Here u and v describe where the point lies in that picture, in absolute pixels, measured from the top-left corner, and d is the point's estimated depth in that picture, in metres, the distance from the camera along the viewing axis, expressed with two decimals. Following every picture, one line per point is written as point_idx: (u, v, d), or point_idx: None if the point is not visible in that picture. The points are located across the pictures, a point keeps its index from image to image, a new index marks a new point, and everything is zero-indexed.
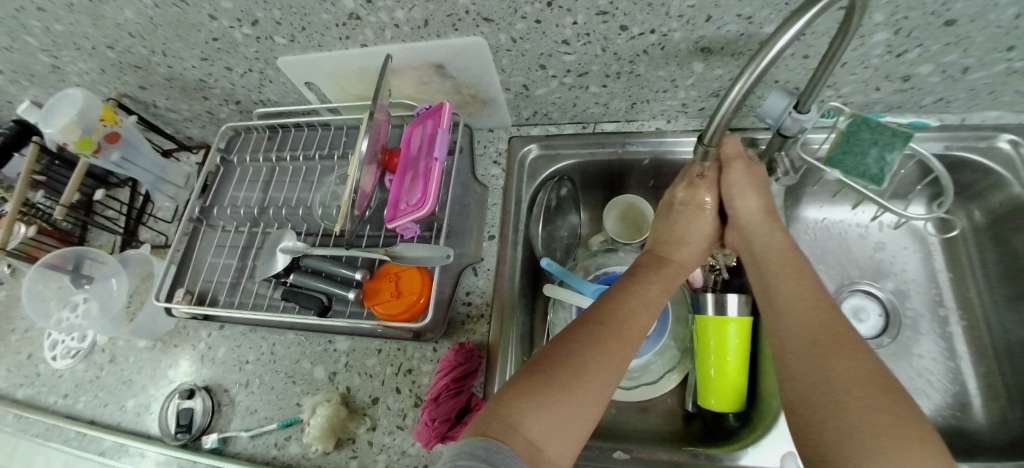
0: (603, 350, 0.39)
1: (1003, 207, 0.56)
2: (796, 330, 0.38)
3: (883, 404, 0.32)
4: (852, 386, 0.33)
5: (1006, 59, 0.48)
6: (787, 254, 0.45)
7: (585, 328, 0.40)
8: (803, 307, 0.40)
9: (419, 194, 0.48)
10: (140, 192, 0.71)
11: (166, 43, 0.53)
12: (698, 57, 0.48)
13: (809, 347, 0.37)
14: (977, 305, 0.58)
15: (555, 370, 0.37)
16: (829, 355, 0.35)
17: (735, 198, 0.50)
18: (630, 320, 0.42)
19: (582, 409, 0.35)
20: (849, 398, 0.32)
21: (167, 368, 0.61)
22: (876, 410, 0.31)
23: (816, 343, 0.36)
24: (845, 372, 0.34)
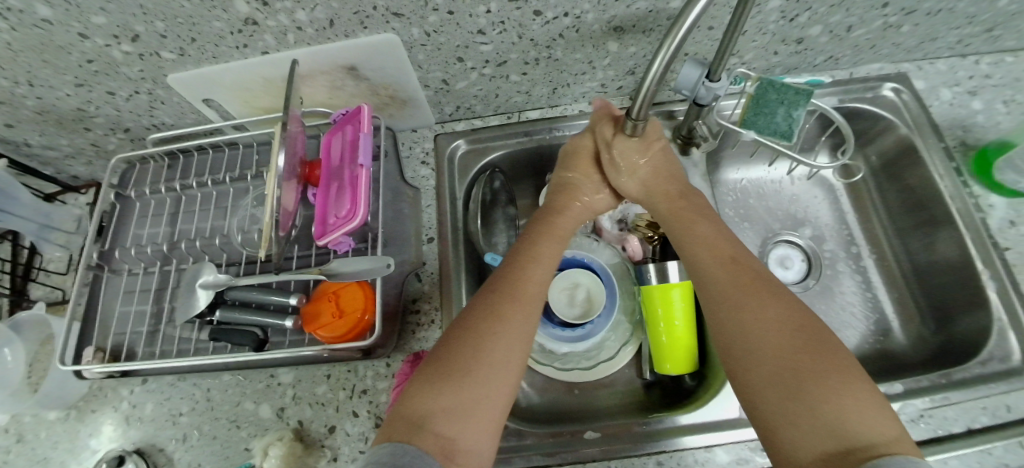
0: (510, 321, 0.39)
1: (893, 149, 0.62)
2: (719, 292, 0.43)
3: (805, 343, 0.36)
4: (773, 334, 0.37)
5: (883, 16, 0.53)
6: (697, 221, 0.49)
7: (491, 302, 0.41)
8: (721, 269, 0.44)
9: (348, 205, 0.45)
10: (24, 244, 0.62)
11: (28, 70, 0.46)
12: (612, 36, 0.49)
13: (734, 305, 0.41)
14: (883, 239, 0.65)
15: (467, 353, 0.37)
16: (751, 309, 0.40)
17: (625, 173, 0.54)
18: (525, 284, 0.43)
19: (499, 385, 0.36)
20: (772, 346, 0.37)
21: (89, 437, 0.54)
22: (797, 351, 0.36)
23: (739, 301, 0.41)
24: (769, 323, 0.38)
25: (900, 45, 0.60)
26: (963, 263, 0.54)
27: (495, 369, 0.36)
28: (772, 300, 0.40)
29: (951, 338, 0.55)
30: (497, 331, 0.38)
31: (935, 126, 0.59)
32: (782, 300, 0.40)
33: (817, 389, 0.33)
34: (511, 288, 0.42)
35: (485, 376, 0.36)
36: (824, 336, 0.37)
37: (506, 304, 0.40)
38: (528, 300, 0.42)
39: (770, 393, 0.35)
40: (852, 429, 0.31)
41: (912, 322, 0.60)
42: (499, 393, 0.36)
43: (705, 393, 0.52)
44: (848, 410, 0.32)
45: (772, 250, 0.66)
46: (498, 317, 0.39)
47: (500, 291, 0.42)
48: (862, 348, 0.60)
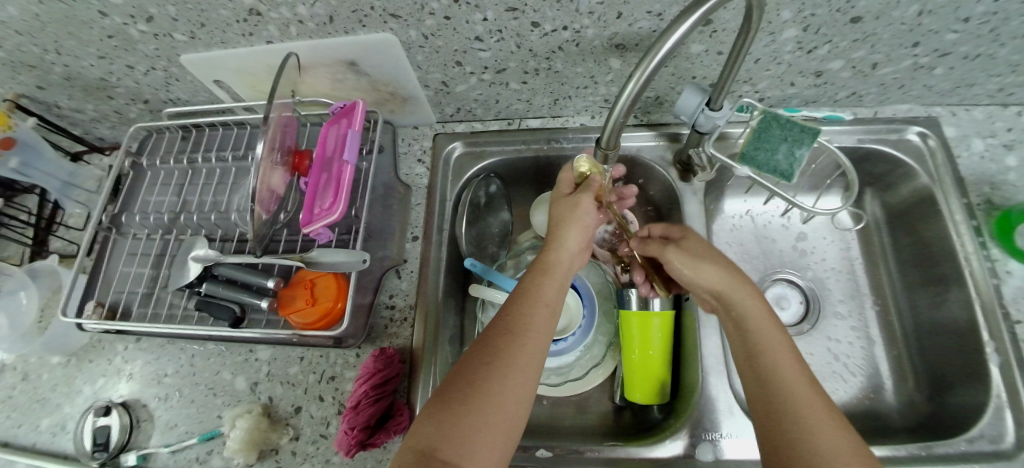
0: (510, 362, 0.37)
1: (912, 197, 0.59)
2: (767, 379, 0.38)
3: (849, 448, 0.33)
4: (814, 431, 0.34)
5: (912, 56, 0.50)
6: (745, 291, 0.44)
7: (486, 340, 0.38)
8: (770, 349, 0.39)
9: (331, 197, 0.47)
10: (48, 199, 0.67)
11: (58, 41, 0.50)
12: (615, 53, 0.47)
13: (775, 393, 0.37)
14: (889, 291, 0.61)
15: (477, 387, 0.35)
16: (797, 402, 0.35)
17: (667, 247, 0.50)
18: (522, 328, 0.39)
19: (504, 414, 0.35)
20: (824, 452, 0.32)
21: (83, 385, 0.58)
22: (844, 456, 0.32)
23: (783, 389, 0.37)
24: (811, 417, 0.34)
25: (932, 87, 0.56)
26: (968, 329, 0.50)
27: (500, 408, 0.35)
28: (812, 386, 0.37)
29: (946, 406, 0.52)
30: (501, 369, 0.36)
31: (960, 179, 0.55)
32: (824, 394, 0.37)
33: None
34: (508, 331, 0.39)
35: (492, 410, 0.34)
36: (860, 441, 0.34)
37: (506, 334, 0.39)
38: (528, 342, 0.38)
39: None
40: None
41: (906, 384, 0.57)
42: (503, 426, 0.34)
43: (672, 425, 0.50)
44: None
45: (769, 288, 0.63)
46: (497, 358, 0.37)
47: (502, 330, 0.39)
48: (852, 403, 0.57)
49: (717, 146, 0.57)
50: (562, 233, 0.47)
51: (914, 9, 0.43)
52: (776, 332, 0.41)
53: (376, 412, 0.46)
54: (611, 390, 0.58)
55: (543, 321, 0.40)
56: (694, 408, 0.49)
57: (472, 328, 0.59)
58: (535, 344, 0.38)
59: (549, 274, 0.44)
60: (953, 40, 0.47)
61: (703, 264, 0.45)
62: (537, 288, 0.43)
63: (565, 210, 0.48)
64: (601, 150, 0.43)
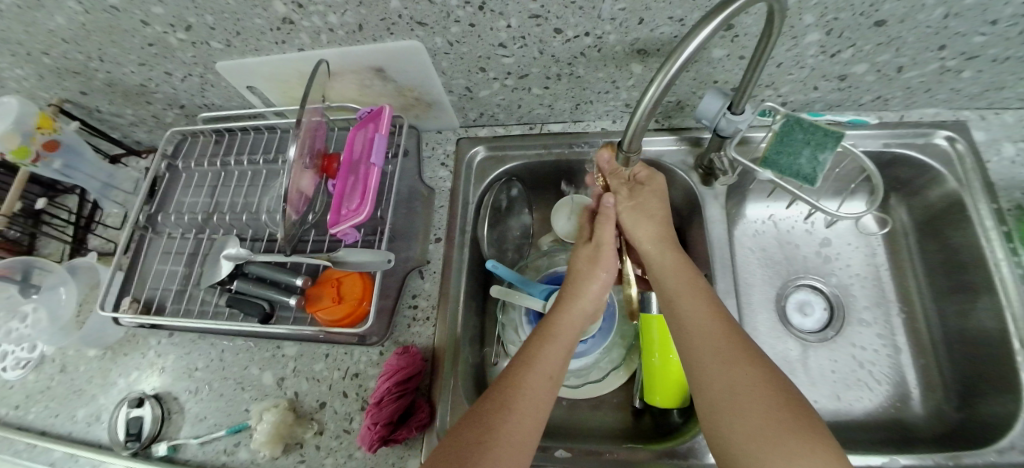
0: (510, 420, 0.38)
1: (940, 202, 0.58)
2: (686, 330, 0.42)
3: (757, 374, 0.37)
4: (728, 367, 0.38)
5: (938, 59, 0.49)
6: (661, 250, 0.49)
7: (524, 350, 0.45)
8: (686, 300, 0.44)
9: (358, 199, 0.48)
10: (88, 199, 0.71)
11: (101, 49, 0.53)
12: (636, 58, 0.48)
13: (692, 342, 0.41)
14: (916, 298, 0.60)
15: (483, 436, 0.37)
16: (709, 344, 0.40)
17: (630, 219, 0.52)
18: (518, 389, 0.40)
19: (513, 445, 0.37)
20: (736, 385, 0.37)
21: (118, 377, 0.61)
22: (751, 383, 0.36)
23: (697, 334, 0.41)
24: (720, 353, 0.39)
25: (960, 91, 0.55)
26: (998, 338, 0.49)
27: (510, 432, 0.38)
28: (722, 325, 0.41)
29: (975, 416, 0.50)
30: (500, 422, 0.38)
31: (990, 184, 0.54)
32: (735, 328, 0.41)
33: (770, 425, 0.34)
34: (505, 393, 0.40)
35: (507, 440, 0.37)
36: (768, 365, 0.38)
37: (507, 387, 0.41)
38: (523, 407, 0.39)
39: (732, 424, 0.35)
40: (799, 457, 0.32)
41: (934, 393, 0.56)
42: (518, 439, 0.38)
43: (690, 428, 0.50)
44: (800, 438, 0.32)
45: (791, 294, 0.63)
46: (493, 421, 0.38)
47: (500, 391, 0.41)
48: (876, 412, 0.56)
49: (739, 150, 0.57)
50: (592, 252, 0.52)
51: (941, 12, 0.43)
52: (691, 282, 0.45)
53: (398, 408, 0.47)
54: (630, 393, 0.58)
55: (542, 389, 0.41)
56: None
57: (493, 329, 0.60)
58: (534, 411, 0.40)
59: (552, 339, 0.45)
60: (981, 42, 0.46)
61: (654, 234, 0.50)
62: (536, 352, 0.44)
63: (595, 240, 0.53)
64: (623, 153, 0.44)
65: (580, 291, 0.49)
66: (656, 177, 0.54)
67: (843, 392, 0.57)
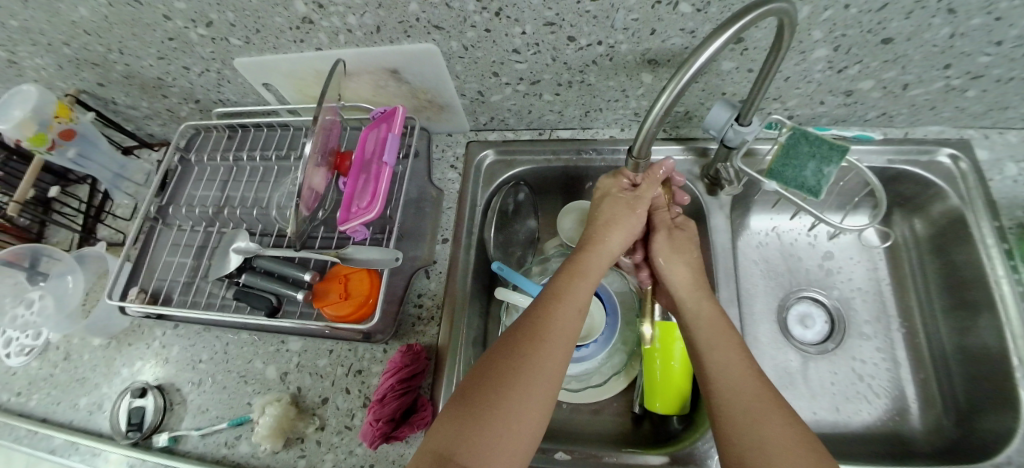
0: (540, 356, 0.39)
1: (943, 218, 0.58)
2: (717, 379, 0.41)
3: (788, 434, 0.35)
4: (759, 424, 0.36)
5: (943, 77, 0.50)
6: (697, 298, 0.47)
7: (523, 330, 0.41)
8: (718, 348, 0.42)
9: (370, 197, 0.49)
10: (99, 190, 0.72)
11: (122, 41, 0.54)
12: (647, 67, 0.49)
13: (719, 388, 0.40)
14: (917, 314, 0.61)
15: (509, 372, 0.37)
16: (740, 399, 0.38)
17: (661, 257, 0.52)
18: (549, 319, 0.41)
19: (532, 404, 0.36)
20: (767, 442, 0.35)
21: (122, 366, 0.61)
22: (780, 442, 0.35)
23: (729, 386, 0.39)
24: (752, 410, 0.37)
25: (964, 110, 0.56)
26: (998, 354, 0.49)
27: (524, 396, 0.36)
28: (757, 381, 0.39)
29: (973, 432, 0.51)
30: (530, 359, 0.38)
31: (992, 202, 0.55)
32: (769, 385, 0.39)
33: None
34: (536, 327, 0.41)
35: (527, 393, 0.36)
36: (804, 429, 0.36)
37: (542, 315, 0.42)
38: (555, 337, 0.40)
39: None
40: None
41: (933, 408, 0.56)
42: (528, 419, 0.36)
43: (690, 434, 0.50)
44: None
45: (793, 306, 0.63)
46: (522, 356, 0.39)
47: (530, 327, 0.41)
48: (875, 425, 0.56)
49: (745, 161, 0.57)
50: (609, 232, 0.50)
51: (947, 32, 0.43)
52: (725, 329, 0.44)
53: (401, 406, 0.47)
54: (631, 399, 0.58)
55: (573, 321, 0.42)
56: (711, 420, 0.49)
57: (495, 330, 0.60)
58: (564, 345, 0.40)
59: (583, 276, 0.46)
60: (986, 62, 0.47)
61: (680, 261, 0.51)
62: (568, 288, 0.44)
63: (619, 210, 0.50)
64: (633, 159, 0.44)
65: (609, 232, 0.50)
66: (690, 224, 0.54)
67: (842, 405, 0.57)
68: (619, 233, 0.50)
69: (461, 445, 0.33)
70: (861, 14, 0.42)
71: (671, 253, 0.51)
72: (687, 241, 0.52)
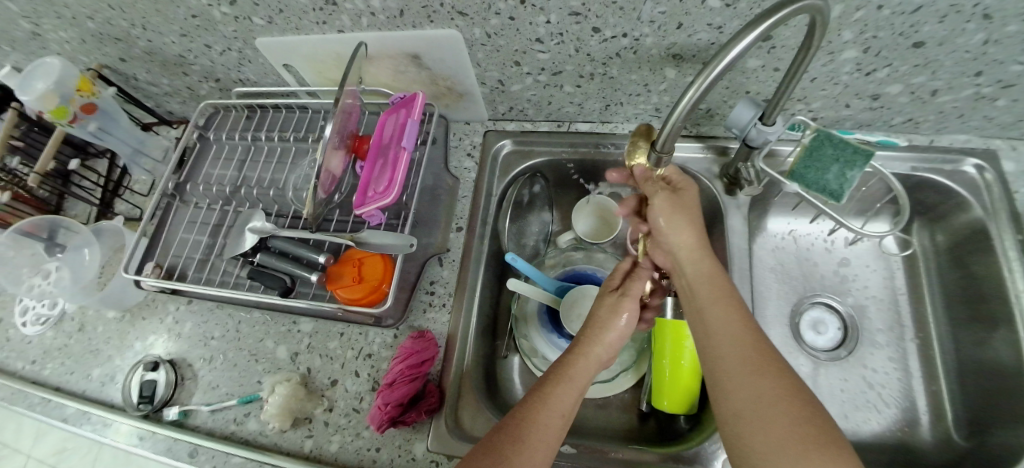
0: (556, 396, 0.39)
1: (963, 229, 0.57)
2: (711, 332, 0.41)
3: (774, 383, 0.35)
4: (754, 377, 0.36)
5: (974, 85, 0.49)
6: (696, 258, 0.46)
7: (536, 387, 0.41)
8: (715, 309, 0.42)
9: (386, 182, 0.49)
10: (117, 164, 0.72)
11: (145, 17, 0.54)
12: (671, 62, 0.48)
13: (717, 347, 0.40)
14: (931, 324, 0.60)
15: (530, 411, 0.39)
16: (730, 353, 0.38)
17: (667, 232, 0.48)
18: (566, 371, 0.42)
19: (557, 422, 0.38)
20: (766, 398, 0.35)
21: (135, 340, 0.62)
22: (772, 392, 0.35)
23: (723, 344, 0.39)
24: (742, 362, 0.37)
25: (994, 119, 0.55)
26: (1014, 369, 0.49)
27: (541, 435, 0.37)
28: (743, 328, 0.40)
29: (984, 445, 0.50)
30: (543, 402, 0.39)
31: (1016, 214, 0.54)
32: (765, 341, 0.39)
33: (794, 432, 0.32)
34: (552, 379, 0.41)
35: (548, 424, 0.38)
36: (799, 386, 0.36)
37: (551, 383, 0.40)
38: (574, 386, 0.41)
39: (752, 439, 0.34)
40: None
41: (943, 420, 0.55)
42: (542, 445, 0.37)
43: (694, 436, 0.50)
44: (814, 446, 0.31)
45: (805, 310, 0.63)
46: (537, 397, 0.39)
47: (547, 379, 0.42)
48: (882, 434, 0.56)
49: (766, 162, 0.57)
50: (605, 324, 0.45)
51: (981, 38, 0.42)
52: (723, 290, 0.43)
53: (410, 392, 0.47)
54: (637, 396, 0.58)
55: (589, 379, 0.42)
56: None
57: (505, 321, 0.60)
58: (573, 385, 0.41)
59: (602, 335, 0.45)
60: (1019, 70, 0.46)
61: (680, 223, 0.47)
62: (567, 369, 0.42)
63: (607, 311, 0.46)
64: (653, 155, 0.43)
65: (600, 335, 0.44)
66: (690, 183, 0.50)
67: (851, 412, 0.57)
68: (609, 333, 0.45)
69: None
70: (894, 16, 0.41)
71: (672, 214, 0.47)
72: (689, 206, 0.48)
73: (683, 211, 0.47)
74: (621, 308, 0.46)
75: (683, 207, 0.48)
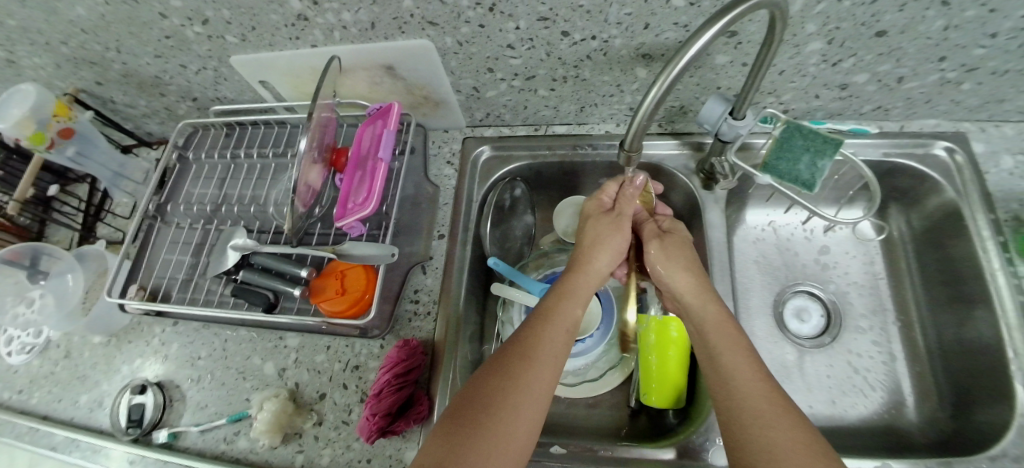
0: (530, 372, 0.40)
1: (938, 211, 0.58)
2: (721, 369, 0.40)
3: (796, 437, 0.34)
4: (767, 420, 0.35)
5: (939, 70, 0.50)
6: (704, 300, 0.46)
7: (512, 350, 0.41)
8: (726, 351, 0.41)
9: (365, 193, 0.49)
10: (98, 189, 0.72)
11: (119, 40, 0.54)
12: (641, 62, 0.49)
13: (728, 385, 0.39)
14: (913, 307, 0.61)
15: (508, 376, 0.39)
16: (745, 401, 0.37)
17: (667, 278, 0.49)
18: (541, 340, 0.42)
19: (530, 403, 0.38)
20: (788, 451, 0.33)
21: (122, 364, 0.61)
22: (795, 446, 0.33)
23: (737, 390, 0.38)
24: (759, 412, 0.36)
25: (960, 102, 0.56)
26: (994, 346, 0.49)
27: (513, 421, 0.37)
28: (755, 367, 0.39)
29: (969, 424, 0.51)
30: (521, 382, 0.39)
31: (988, 194, 0.55)
32: (780, 388, 0.38)
33: None
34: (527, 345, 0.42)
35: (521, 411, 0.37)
36: (822, 441, 0.34)
37: (530, 355, 0.41)
38: (547, 357, 0.41)
39: None
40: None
41: (929, 401, 0.56)
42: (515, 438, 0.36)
43: (684, 428, 0.51)
44: None
45: (789, 300, 0.63)
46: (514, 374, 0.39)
47: (522, 344, 0.42)
48: (871, 418, 0.56)
49: (741, 155, 0.57)
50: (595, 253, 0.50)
51: (941, 24, 0.44)
52: (733, 331, 0.42)
53: (397, 400, 0.47)
54: (627, 393, 0.59)
55: (563, 342, 0.43)
56: (708, 411, 0.49)
57: (492, 326, 0.60)
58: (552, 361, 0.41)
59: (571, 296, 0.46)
60: (981, 54, 0.47)
61: (676, 267, 0.49)
62: (539, 333, 0.43)
63: (604, 232, 0.51)
64: (624, 153, 0.44)
65: (597, 252, 0.50)
66: (679, 225, 0.54)
67: (839, 398, 0.57)
68: (605, 253, 0.50)
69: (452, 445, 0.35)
70: (854, 7, 0.42)
71: (668, 262, 0.50)
72: (694, 263, 0.49)
73: (687, 266, 0.49)
74: (616, 229, 0.51)
75: (688, 263, 0.49)
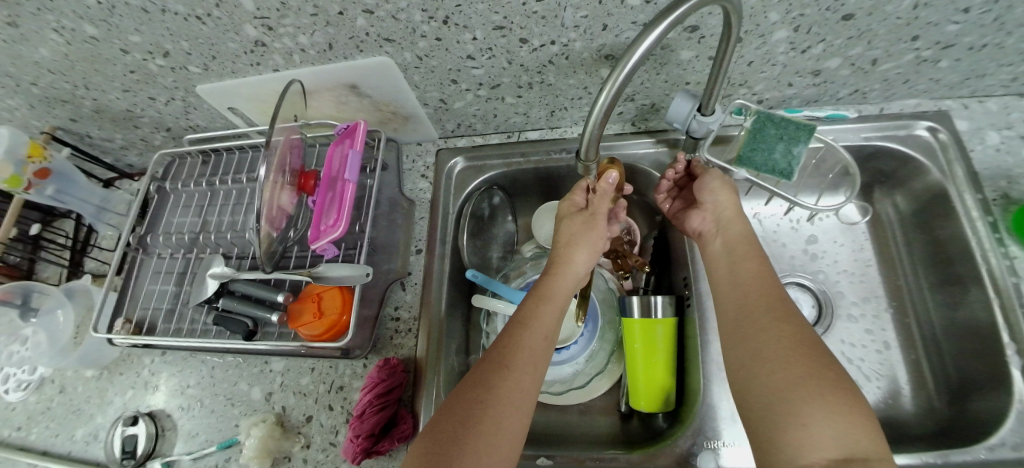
0: (508, 385, 0.40)
1: (924, 193, 0.57)
2: (738, 281, 0.45)
3: (800, 334, 0.39)
4: (777, 325, 0.40)
5: (913, 49, 0.49)
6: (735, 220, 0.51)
7: (491, 359, 0.42)
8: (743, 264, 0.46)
9: (335, 215, 0.49)
10: (83, 224, 0.72)
11: (85, 77, 0.54)
12: (605, 63, 0.48)
13: (745, 297, 0.44)
14: (906, 292, 0.60)
15: (489, 376, 0.40)
16: (759, 303, 0.42)
17: (707, 192, 0.53)
18: (518, 351, 0.42)
19: (515, 409, 0.39)
20: (787, 349, 0.38)
21: (114, 396, 0.62)
22: (795, 344, 0.38)
23: (750, 298, 0.43)
24: (772, 312, 0.41)
25: (939, 81, 0.54)
26: (989, 330, 0.48)
27: (505, 410, 0.38)
28: (769, 285, 0.44)
29: (966, 411, 0.50)
30: (504, 385, 0.40)
31: (974, 173, 0.53)
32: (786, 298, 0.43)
33: (808, 368, 0.36)
34: (505, 354, 0.42)
35: (506, 414, 0.38)
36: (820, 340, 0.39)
37: (510, 350, 0.42)
38: (521, 369, 0.41)
39: (768, 374, 0.37)
40: (859, 445, 0.32)
41: (926, 389, 0.55)
42: (509, 437, 0.37)
43: (673, 431, 0.50)
44: (816, 378, 0.35)
45: None
46: (494, 385, 0.39)
47: (499, 353, 0.42)
48: None
49: (716, 149, 0.57)
50: (572, 253, 0.51)
51: (909, 3, 0.42)
52: (749, 250, 0.47)
53: (381, 421, 0.47)
54: (616, 397, 0.58)
55: (541, 349, 0.43)
56: (696, 414, 0.49)
57: (477, 337, 0.60)
58: (530, 371, 0.41)
59: (549, 298, 0.47)
60: (954, 30, 0.45)
61: (719, 188, 0.52)
62: (517, 344, 0.43)
63: (574, 230, 0.51)
64: (582, 162, 0.44)
65: (572, 252, 0.50)
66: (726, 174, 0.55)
67: None
68: (579, 252, 0.51)
69: (445, 453, 0.35)
70: None
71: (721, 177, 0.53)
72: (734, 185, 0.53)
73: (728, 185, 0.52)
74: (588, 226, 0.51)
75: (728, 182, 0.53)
